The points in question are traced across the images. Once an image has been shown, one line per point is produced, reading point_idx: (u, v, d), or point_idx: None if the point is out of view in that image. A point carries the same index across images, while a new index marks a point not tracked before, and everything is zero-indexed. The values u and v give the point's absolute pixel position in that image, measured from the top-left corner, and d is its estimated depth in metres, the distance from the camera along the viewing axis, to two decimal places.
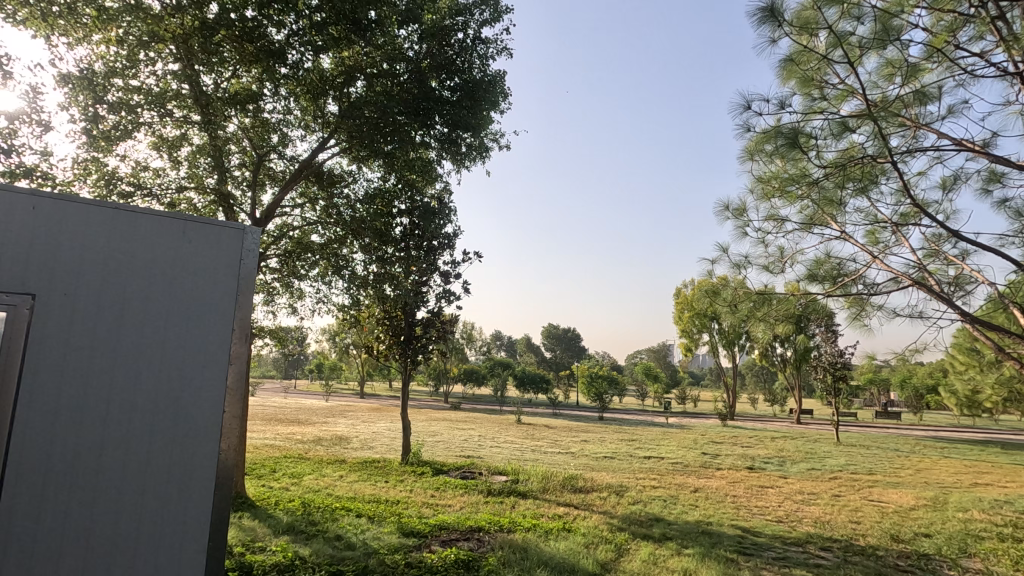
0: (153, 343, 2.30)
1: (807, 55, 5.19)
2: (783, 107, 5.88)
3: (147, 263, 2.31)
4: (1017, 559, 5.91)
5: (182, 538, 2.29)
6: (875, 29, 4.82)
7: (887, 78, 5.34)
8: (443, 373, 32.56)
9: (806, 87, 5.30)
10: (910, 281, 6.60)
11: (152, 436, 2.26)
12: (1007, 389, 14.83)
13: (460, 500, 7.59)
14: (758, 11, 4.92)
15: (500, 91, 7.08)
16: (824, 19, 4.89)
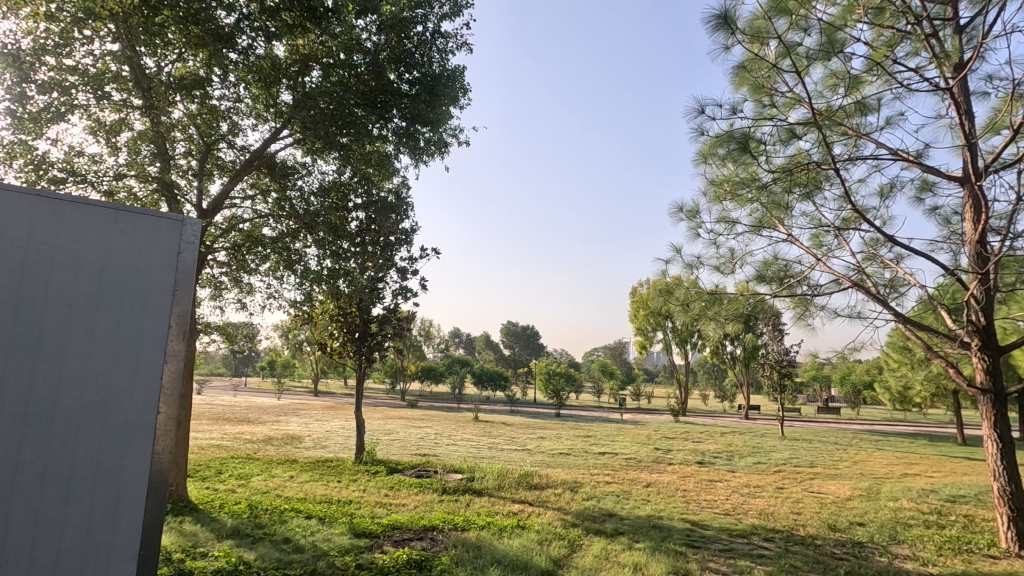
0: (79, 338, 2.11)
1: (758, 63, 5.34)
2: (735, 113, 6.04)
3: (74, 254, 2.12)
4: (942, 544, 6.27)
5: (109, 550, 2.11)
6: (821, 41, 4.98)
7: (831, 88, 5.57)
8: (400, 370, 32.04)
9: (757, 94, 5.45)
10: (849, 283, 6.91)
11: (78, 439, 2.08)
12: (934, 385, 15.84)
13: (414, 499, 7.47)
14: (712, 18, 5.01)
15: (460, 86, 6.98)
16: (774, 28, 5.02)
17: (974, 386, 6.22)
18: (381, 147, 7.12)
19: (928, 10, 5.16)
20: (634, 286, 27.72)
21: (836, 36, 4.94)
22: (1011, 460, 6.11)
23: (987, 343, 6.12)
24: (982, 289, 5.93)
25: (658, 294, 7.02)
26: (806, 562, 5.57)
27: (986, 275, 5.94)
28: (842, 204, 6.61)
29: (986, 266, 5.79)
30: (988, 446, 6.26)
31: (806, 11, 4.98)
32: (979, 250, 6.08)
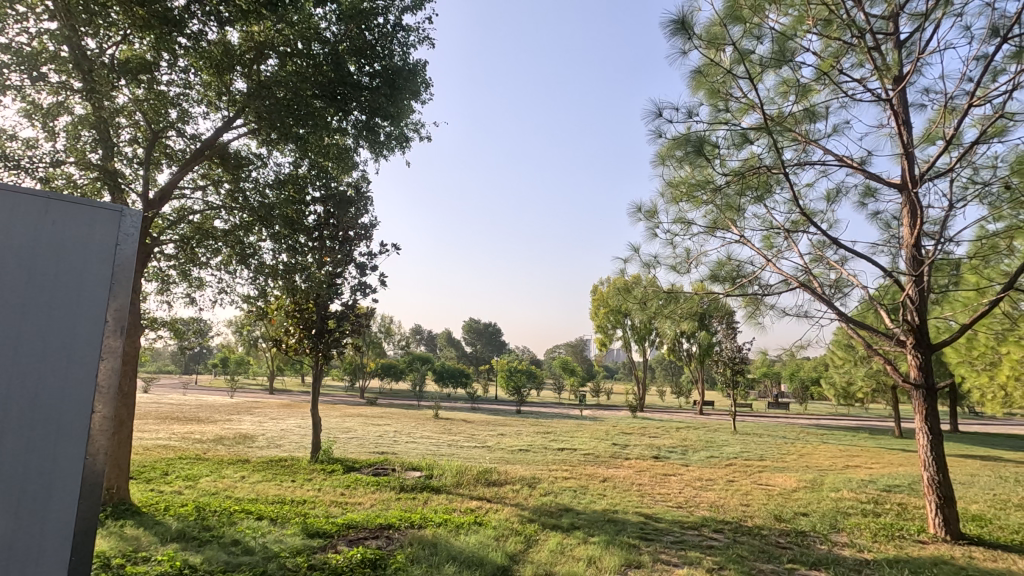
0: (7, 333, 1.98)
1: (715, 68, 5.47)
2: (691, 116, 6.20)
3: (2, 243, 1.99)
4: (877, 532, 6.63)
5: (38, 558, 2.00)
6: (773, 49, 5.16)
7: (783, 95, 5.80)
8: (358, 367, 31.45)
9: (713, 99, 5.61)
10: (797, 283, 7.22)
11: (2, 440, 1.95)
12: (874, 381, 16.76)
13: (371, 498, 7.38)
14: (670, 22, 5.13)
15: (421, 81, 6.91)
16: (730, 35, 5.18)
17: (908, 382, 6.57)
18: (341, 139, 7.00)
19: (870, 25, 5.44)
20: (595, 284, 28.16)
21: (787, 44, 5.12)
22: (939, 451, 6.46)
23: (920, 341, 6.49)
24: (916, 290, 6.29)
25: (617, 292, 7.18)
26: (752, 552, 5.79)
27: (920, 276, 6.31)
28: (791, 207, 6.89)
29: (920, 268, 6.15)
30: (919, 438, 6.58)
31: (760, 20, 5.17)
32: (916, 253, 6.44)
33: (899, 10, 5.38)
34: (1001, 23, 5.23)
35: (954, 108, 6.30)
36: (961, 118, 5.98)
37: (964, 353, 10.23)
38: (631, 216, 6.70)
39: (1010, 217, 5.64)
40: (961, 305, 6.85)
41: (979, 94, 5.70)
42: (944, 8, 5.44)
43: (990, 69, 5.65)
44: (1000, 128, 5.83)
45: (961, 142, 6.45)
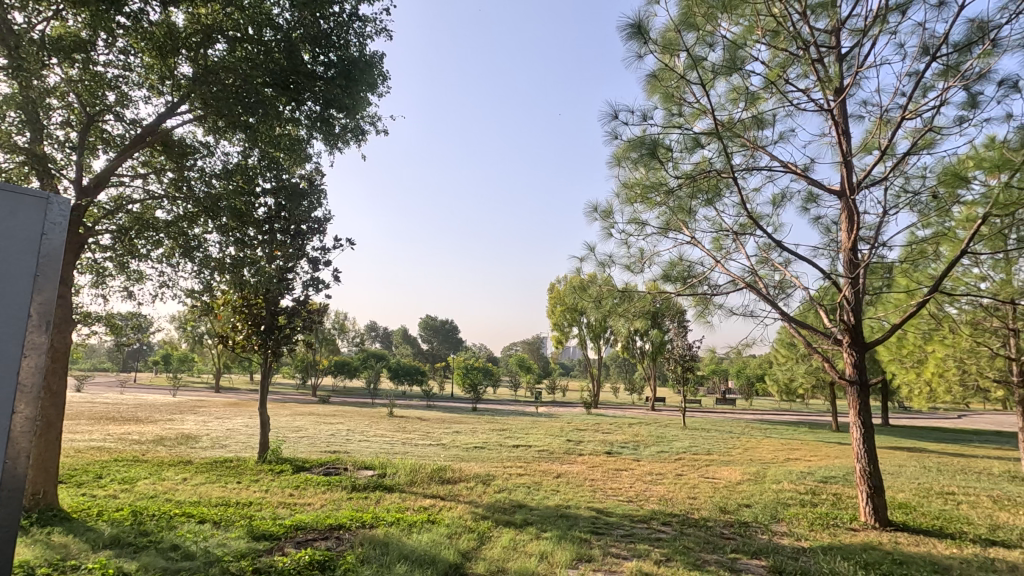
0: None
1: (669, 73, 5.62)
2: (646, 119, 6.34)
3: None
4: (813, 521, 6.97)
5: None
6: (724, 57, 5.30)
7: (733, 102, 6.00)
8: (310, 365, 30.62)
9: (667, 103, 5.77)
10: (743, 284, 7.49)
11: None
12: (814, 378, 17.61)
13: (321, 498, 7.21)
14: (626, 26, 5.22)
15: (378, 73, 6.76)
16: (684, 41, 5.30)
17: (844, 379, 6.90)
18: (293, 130, 6.73)
19: (815, 38, 5.69)
20: (552, 282, 28.39)
21: (738, 53, 5.29)
22: (871, 444, 6.83)
23: (855, 340, 6.85)
24: (851, 291, 6.65)
25: (573, 291, 7.29)
26: (698, 543, 5.98)
27: (855, 278, 6.66)
28: (739, 211, 7.14)
29: (856, 271, 6.50)
30: (853, 432, 6.95)
31: (712, 29, 5.31)
32: (852, 256, 6.80)
33: (841, 25, 5.64)
34: (931, 43, 5.57)
35: (889, 121, 6.68)
36: (894, 130, 6.35)
37: (894, 352, 10.88)
38: (587, 216, 6.79)
39: (936, 225, 6.04)
40: (892, 306, 7.28)
41: (911, 108, 6.06)
42: (882, 26, 5.74)
43: (921, 85, 6.00)
44: (929, 141, 6.22)
45: (894, 153, 6.83)
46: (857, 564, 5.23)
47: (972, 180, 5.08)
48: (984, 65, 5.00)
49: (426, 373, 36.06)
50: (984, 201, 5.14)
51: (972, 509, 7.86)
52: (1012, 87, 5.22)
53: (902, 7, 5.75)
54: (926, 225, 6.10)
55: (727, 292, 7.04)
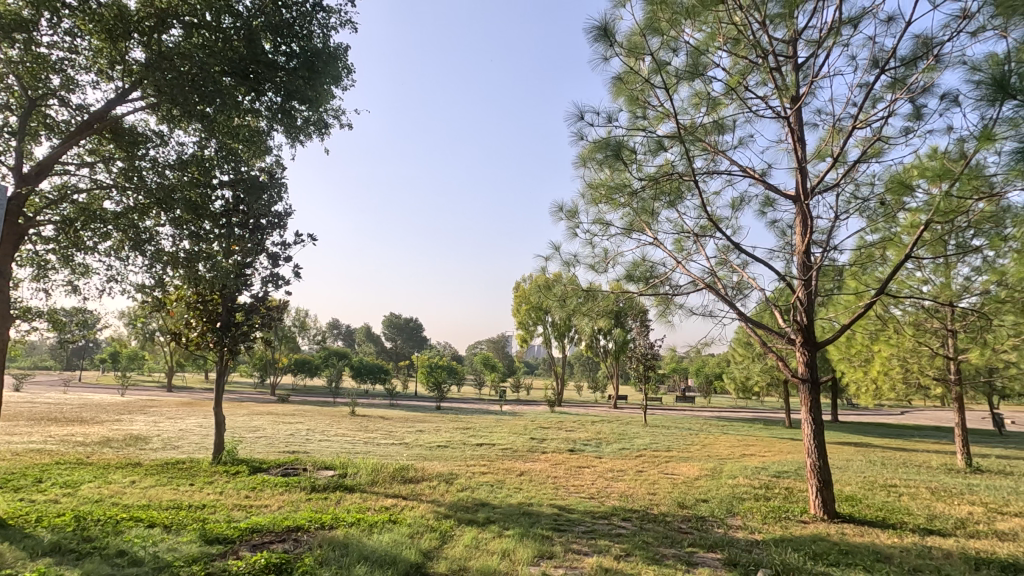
0: None
1: (634, 76, 5.69)
2: (611, 121, 6.42)
3: None
4: (766, 514, 7.21)
5: None
6: (687, 63, 5.43)
7: (695, 106, 6.14)
8: (269, 363, 29.80)
9: (632, 105, 5.85)
10: (703, 285, 7.68)
11: None
12: (769, 376, 18.22)
13: (278, 499, 7.02)
14: (593, 28, 5.27)
15: (343, 66, 6.63)
16: (649, 45, 5.39)
17: (796, 377, 7.16)
18: (253, 121, 6.56)
19: (773, 47, 5.88)
20: (517, 281, 28.46)
21: (700, 59, 5.42)
22: (820, 440, 7.11)
23: (808, 340, 7.09)
24: (804, 292, 6.90)
25: (538, 289, 7.34)
26: (657, 538, 6.11)
27: (809, 280, 6.91)
28: (700, 213, 7.32)
29: (809, 274, 6.75)
30: (804, 428, 7.21)
31: (676, 34, 5.42)
32: (806, 259, 7.04)
33: (797, 35, 5.84)
34: (881, 56, 5.83)
35: (841, 130, 6.96)
36: (846, 138, 6.61)
37: (843, 351, 11.37)
38: (552, 215, 6.84)
39: (883, 230, 6.32)
40: (842, 308, 7.59)
41: (861, 118, 6.33)
42: (835, 38, 5.98)
43: (871, 96, 6.27)
44: (877, 150, 6.50)
45: (845, 161, 7.11)
46: (806, 554, 5.44)
47: (916, 188, 5.35)
48: (928, 79, 5.26)
49: (390, 371, 35.62)
50: (927, 209, 5.41)
51: (913, 500, 8.28)
52: (953, 101, 5.52)
53: (855, 21, 5.99)
54: (874, 230, 6.39)
55: (688, 293, 7.21)
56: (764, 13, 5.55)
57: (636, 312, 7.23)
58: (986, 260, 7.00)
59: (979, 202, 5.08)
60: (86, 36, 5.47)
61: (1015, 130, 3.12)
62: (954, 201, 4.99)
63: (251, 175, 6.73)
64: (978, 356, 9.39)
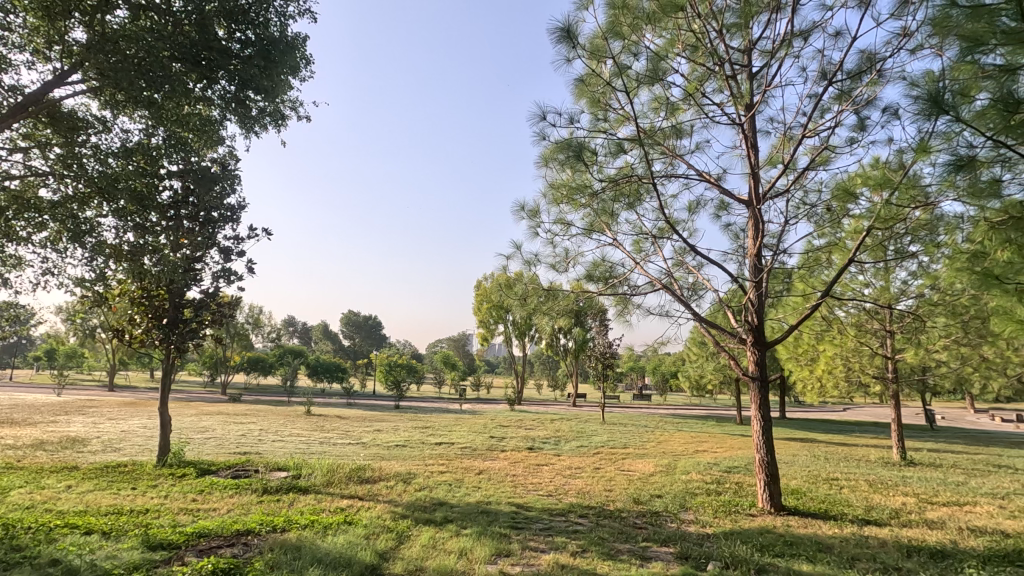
0: None
1: (596, 78, 5.75)
2: (573, 122, 6.48)
3: None
4: (717, 508, 7.44)
5: None
6: (647, 68, 5.52)
7: (654, 111, 6.26)
8: (220, 361, 28.76)
9: (594, 107, 5.91)
10: (660, 285, 7.85)
11: None
12: (722, 375, 18.82)
13: (227, 503, 6.77)
14: (556, 29, 5.31)
15: (301, 56, 6.43)
16: (611, 49, 5.47)
17: (747, 375, 7.40)
18: (205, 109, 6.29)
19: (730, 56, 6.06)
20: (478, 279, 28.39)
21: (660, 64, 5.54)
22: (768, 435, 7.39)
23: (758, 340, 7.29)
24: (755, 294, 7.15)
25: (499, 288, 7.34)
26: (612, 534, 6.21)
27: (759, 282, 7.17)
28: (658, 215, 7.48)
29: (760, 276, 7.01)
30: (753, 424, 7.48)
31: (637, 39, 5.52)
32: (757, 262, 7.29)
33: (752, 45, 6.04)
34: (829, 69, 6.09)
35: (791, 138, 7.24)
36: (796, 146, 6.89)
37: (791, 350, 11.85)
38: (514, 215, 6.85)
39: (830, 236, 6.62)
40: (790, 309, 7.91)
41: (811, 127, 6.60)
42: (787, 49, 6.21)
43: (820, 106, 6.55)
44: (824, 159, 6.80)
45: (795, 168, 7.41)
46: (754, 546, 5.65)
47: (859, 196, 5.61)
48: (872, 93, 5.54)
49: (347, 369, 34.96)
50: (869, 215, 5.70)
51: (853, 493, 8.70)
52: (894, 114, 5.82)
53: (805, 34, 6.24)
54: (821, 235, 6.68)
55: (645, 293, 7.36)
56: (722, 22, 5.71)
57: (596, 310, 7.35)
58: (922, 265, 7.42)
59: (915, 210, 5.38)
60: (20, 13, 5.13)
61: (949, 143, 3.29)
62: (893, 208, 5.27)
63: (202, 165, 6.44)
64: (913, 356, 9.95)
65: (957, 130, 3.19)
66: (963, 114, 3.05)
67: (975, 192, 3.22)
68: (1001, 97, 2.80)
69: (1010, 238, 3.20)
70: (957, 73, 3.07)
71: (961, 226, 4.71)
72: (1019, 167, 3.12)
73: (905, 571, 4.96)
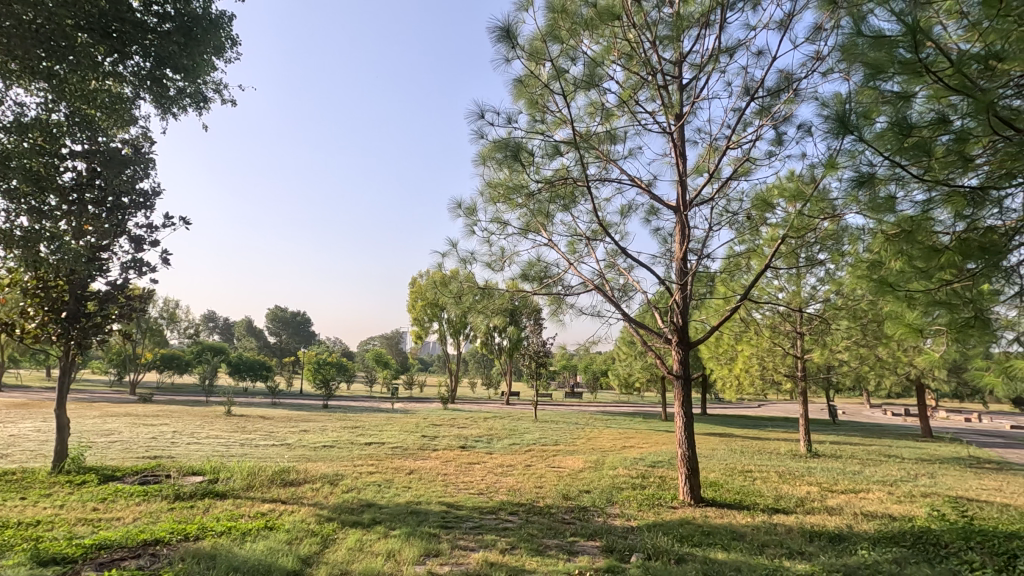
0: None
1: (534, 80, 5.78)
2: (511, 122, 6.50)
3: None
4: (642, 502, 7.71)
5: None
6: (585, 73, 5.61)
7: (590, 115, 6.39)
8: (129, 358, 26.63)
9: (532, 108, 5.94)
10: (593, 286, 8.04)
11: None
12: (649, 374, 19.56)
13: (133, 511, 6.27)
14: (496, 28, 5.30)
15: (225, 35, 5.99)
16: (549, 52, 5.54)
17: (671, 373, 7.71)
18: (114, 86, 5.73)
19: (661, 66, 6.28)
20: (413, 276, 27.93)
21: (596, 70, 5.65)
22: (690, 431, 7.74)
23: (682, 340, 7.60)
24: (680, 295, 7.47)
25: (434, 286, 7.24)
26: (541, 530, 6.30)
27: (685, 285, 7.50)
28: (592, 218, 7.65)
29: (685, 279, 7.33)
30: (676, 420, 7.82)
31: (575, 44, 5.62)
32: (683, 265, 7.62)
33: (683, 58, 6.30)
34: (751, 85, 6.46)
35: (716, 149, 7.62)
36: (721, 157, 7.26)
37: (712, 350, 12.50)
38: (450, 212, 6.79)
39: (749, 242, 7.05)
40: (712, 311, 8.33)
41: (734, 139, 6.97)
42: (714, 64, 6.53)
43: (743, 120, 6.93)
44: (745, 170, 7.21)
45: (719, 177, 7.80)
46: (675, 537, 5.90)
47: (776, 206, 6.00)
48: (789, 110, 5.92)
49: (273, 367, 33.43)
50: (784, 224, 6.14)
51: (765, 483, 9.30)
52: (807, 131, 6.25)
53: (731, 51, 6.59)
54: (742, 242, 7.07)
55: (578, 293, 7.51)
56: (656, 33, 5.90)
57: (531, 309, 7.43)
58: (828, 272, 8.02)
59: (824, 221, 5.79)
60: None
61: (851, 160, 3.45)
62: (806, 219, 5.68)
63: (111, 146, 5.88)
64: (819, 356, 10.73)
65: (859, 148, 3.33)
66: (865, 135, 3.26)
67: (874, 207, 3.49)
68: (897, 121, 3.07)
69: (901, 249, 3.57)
70: (862, 97, 3.30)
71: (862, 237, 5.13)
72: (910, 186, 3.40)
73: (808, 555, 5.34)
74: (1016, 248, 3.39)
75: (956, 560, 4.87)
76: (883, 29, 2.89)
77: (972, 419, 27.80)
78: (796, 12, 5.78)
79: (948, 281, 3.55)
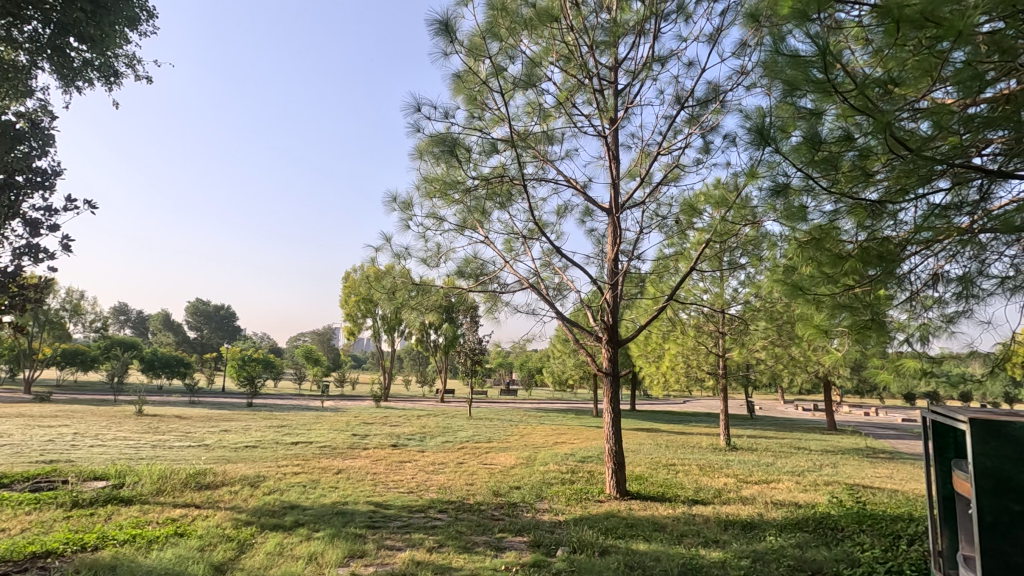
0: None
1: (472, 76, 5.71)
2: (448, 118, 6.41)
3: None
4: (570, 497, 7.84)
5: None
6: (523, 73, 5.62)
7: (528, 115, 6.41)
8: (22, 355, 24.05)
9: (470, 105, 5.88)
10: (528, 285, 8.08)
11: None
12: (582, 371, 19.92)
13: (21, 521, 5.68)
14: (434, 21, 5.21)
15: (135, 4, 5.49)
16: (489, 49, 5.48)
17: (602, 371, 7.87)
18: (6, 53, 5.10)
19: (598, 70, 6.38)
20: (346, 271, 27.12)
21: (534, 70, 5.67)
22: (618, 426, 7.94)
23: (612, 338, 7.76)
24: (611, 295, 7.64)
25: (366, 282, 7.01)
26: (470, 526, 6.26)
27: (616, 284, 7.69)
28: (528, 217, 7.68)
29: (616, 279, 7.52)
30: (606, 417, 7.98)
31: (513, 43, 5.62)
32: (614, 265, 7.80)
33: (618, 64, 6.45)
34: (682, 94, 6.71)
35: (648, 154, 7.87)
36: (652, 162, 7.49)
37: (642, 349, 12.91)
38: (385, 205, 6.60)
39: (677, 244, 7.34)
40: (642, 311, 8.59)
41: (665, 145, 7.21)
42: (647, 72, 6.72)
43: (673, 127, 7.19)
44: (675, 175, 7.49)
45: (650, 182, 8.07)
46: (600, 530, 6.05)
47: (702, 211, 6.24)
48: (715, 119, 6.18)
49: (191, 364, 31.37)
50: (709, 229, 6.41)
51: (686, 476, 9.72)
52: (731, 141, 6.57)
53: (663, 60, 6.81)
54: (670, 245, 7.35)
55: (513, 292, 7.53)
56: (593, 37, 5.95)
57: (466, 306, 7.40)
58: (749, 276, 8.46)
59: (744, 228, 6.11)
60: None
61: (770, 172, 3.71)
62: (728, 224, 5.97)
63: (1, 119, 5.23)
64: (738, 354, 11.33)
65: (777, 159, 3.59)
66: (782, 147, 3.47)
67: (789, 215, 3.74)
68: (809, 136, 3.27)
69: (811, 255, 3.78)
70: (780, 112, 3.50)
71: (778, 243, 5.43)
72: (821, 197, 3.63)
73: (722, 543, 5.62)
74: (908, 257, 3.75)
75: (851, 542, 5.28)
76: (799, 50, 3.01)
77: (870, 414, 30.30)
78: (723, 27, 6.05)
79: (852, 286, 3.79)
